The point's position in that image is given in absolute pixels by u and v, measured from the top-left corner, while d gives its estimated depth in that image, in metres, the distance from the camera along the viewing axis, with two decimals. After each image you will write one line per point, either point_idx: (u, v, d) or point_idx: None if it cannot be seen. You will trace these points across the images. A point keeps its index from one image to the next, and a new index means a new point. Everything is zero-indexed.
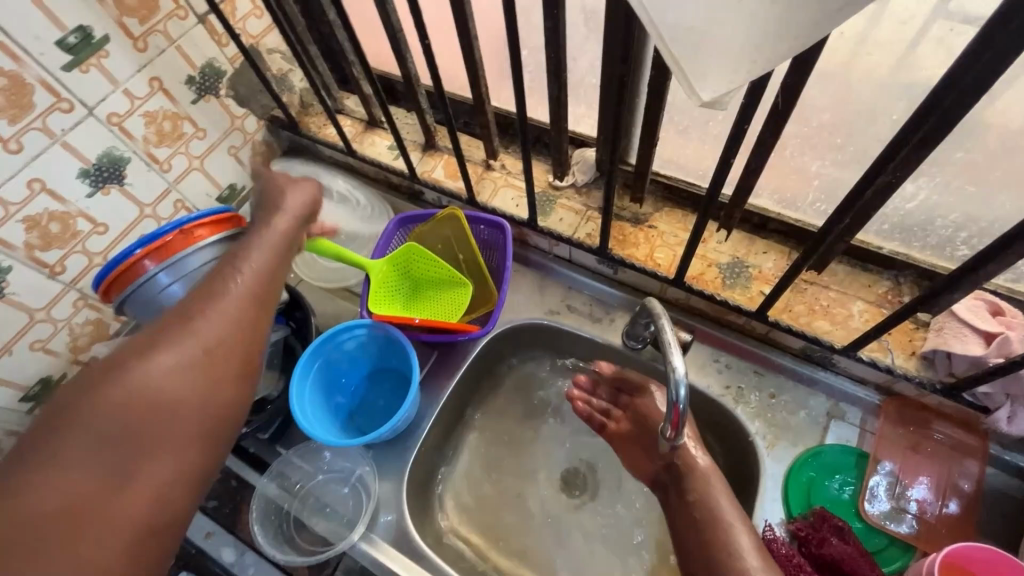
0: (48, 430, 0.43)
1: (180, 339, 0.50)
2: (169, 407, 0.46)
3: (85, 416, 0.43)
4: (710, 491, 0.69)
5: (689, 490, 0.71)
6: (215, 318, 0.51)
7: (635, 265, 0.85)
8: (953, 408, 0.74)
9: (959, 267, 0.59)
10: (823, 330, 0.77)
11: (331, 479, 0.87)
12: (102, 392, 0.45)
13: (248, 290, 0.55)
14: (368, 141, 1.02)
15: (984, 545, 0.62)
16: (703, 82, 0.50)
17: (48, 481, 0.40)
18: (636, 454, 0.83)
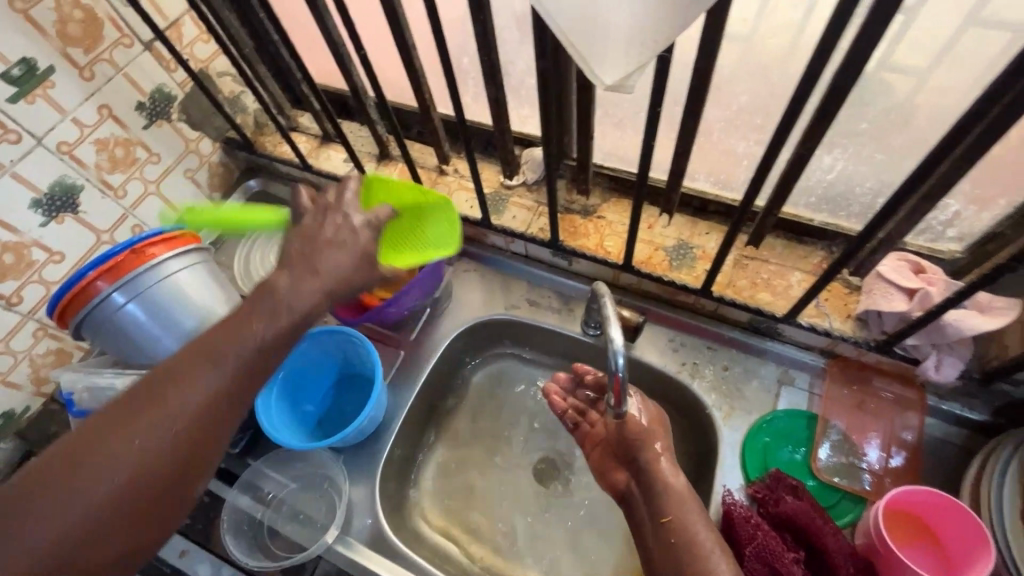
0: (73, 454, 0.44)
1: (165, 404, 0.47)
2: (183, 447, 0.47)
3: (102, 455, 0.44)
4: (686, 508, 0.59)
5: (662, 509, 0.60)
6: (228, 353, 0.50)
7: (586, 255, 0.86)
8: (891, 363, 0.74)
9: (875, 218, 0.60)
10: (765, 302, 0.78)
11: (303, 488, 0.79)
12: (110, 439, 0.44)
13: (246, 346, 0.51)
14: (324, 155, 1.04)
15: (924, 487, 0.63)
16: (602, 62, 0.42)
17: (79, 501, 0.42)
18: (607, 462, 0.69)
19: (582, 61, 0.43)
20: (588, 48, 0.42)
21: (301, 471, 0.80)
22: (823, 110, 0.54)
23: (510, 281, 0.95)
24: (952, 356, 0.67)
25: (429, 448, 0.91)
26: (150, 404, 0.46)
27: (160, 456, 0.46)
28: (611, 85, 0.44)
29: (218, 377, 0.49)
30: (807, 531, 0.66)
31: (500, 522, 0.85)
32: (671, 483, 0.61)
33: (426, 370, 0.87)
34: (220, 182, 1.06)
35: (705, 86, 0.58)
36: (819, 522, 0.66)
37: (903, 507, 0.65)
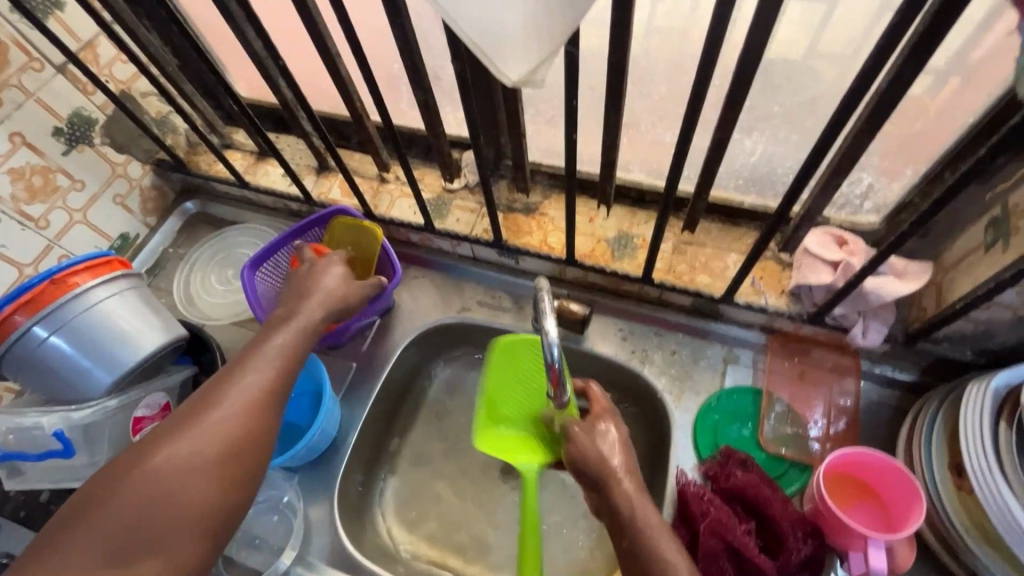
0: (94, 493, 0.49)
1: (168, 449, 0.52)
2: (179, 487, 0.50)
3: (117, 496, 0.48)
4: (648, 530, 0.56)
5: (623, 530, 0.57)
6: (236, 393, 0.56)
7: (531, 252, 0.86)
8: (825, 333, 0.77)
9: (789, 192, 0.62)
10: (704, 284, 0.80)
11: (258, 512, 0.77)
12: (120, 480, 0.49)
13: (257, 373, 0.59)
14: (261, 171, 1.02)
15: (862, 449, 0.66)
16: (508, 59, 0.43)
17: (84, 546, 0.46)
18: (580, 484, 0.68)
19: (486, 59, 0.43)
20: (491, 46, 0.42)
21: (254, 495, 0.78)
22: (733, 94, 0.56)
23: (461, 284, 0.94)
24: (876, 321, 0.70)
25: (389, 460, 0.89)
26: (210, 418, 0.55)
27: (208, 462, 0.52)
28: (520, 81, 0.44)
29: (228, 401, 0.56)
30: (756, 502, 0.68)
31: (465, 528, 0.84)
32: (623, 492, 0.58)
33: (380, 380, 0.86)
34: (154, 206, 1.03)
35: (622, 78, 0.60)
36: (768, 493, 0.68)
37: (842, 467, 0.68)
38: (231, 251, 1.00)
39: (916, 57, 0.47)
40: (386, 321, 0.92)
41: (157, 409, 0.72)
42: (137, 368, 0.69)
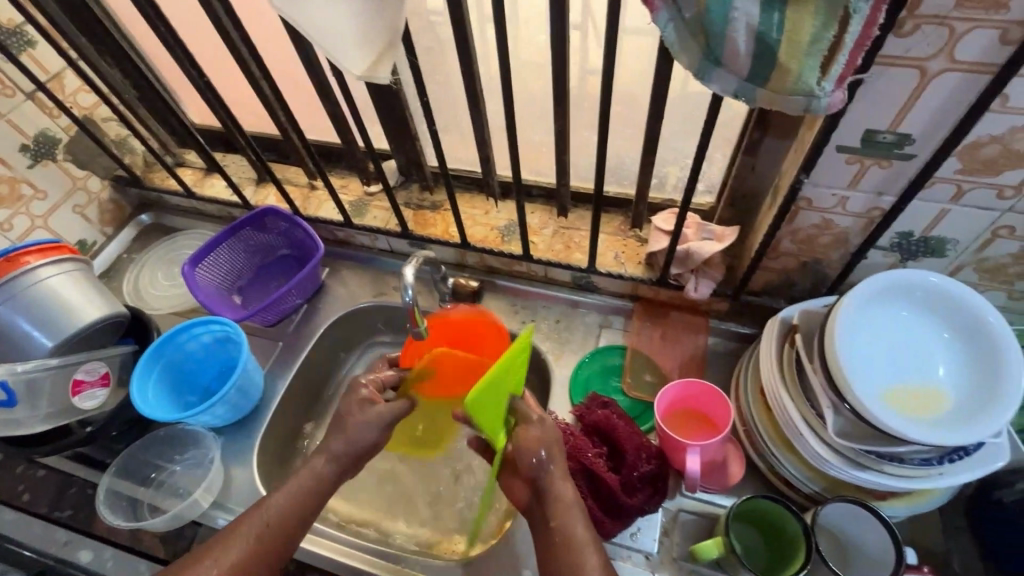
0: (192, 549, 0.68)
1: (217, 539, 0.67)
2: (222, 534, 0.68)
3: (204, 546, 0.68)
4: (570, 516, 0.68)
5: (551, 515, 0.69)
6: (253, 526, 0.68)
7: (434, 240, 1.00)
8: (676, 296, 0.91)
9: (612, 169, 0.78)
10: (577, 260, 0.95)
11: (185, 467, 0.86)
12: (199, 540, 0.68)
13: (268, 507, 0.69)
14: (208, 184, 1.16)
15: (697, 381, 0.79)
16: (349, 59, 0.58)
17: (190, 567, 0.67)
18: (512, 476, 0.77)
19: (332, 59, 0.58)
20: (333, 50, 0.57)
21: (183, 454, 0.88)
22: (555, 91, 0.73)
23: (381, 274, 1.08)
24: (705, 278, 0.84)
25: (311, 429, 0.99)
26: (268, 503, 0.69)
27: (290, 526, 0.68)
28: (361, 75, 0.59)
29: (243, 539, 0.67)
30: (610, 434, 0.79)
31: (377, 485, 0.93)
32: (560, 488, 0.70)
33: (302, 356, 0.98)
34: (112, 217, 1.16)
35: (473, 83, 0.77)
36: (619, 425, 0.79)
37: (682, 401, 0.80)
38: (181, 253, 1.14)
39: (666, 57, 0.64)
40: (312, 307, 1.04)
41: (97, 376, 0.83)
42: (76, 336, 0.80)
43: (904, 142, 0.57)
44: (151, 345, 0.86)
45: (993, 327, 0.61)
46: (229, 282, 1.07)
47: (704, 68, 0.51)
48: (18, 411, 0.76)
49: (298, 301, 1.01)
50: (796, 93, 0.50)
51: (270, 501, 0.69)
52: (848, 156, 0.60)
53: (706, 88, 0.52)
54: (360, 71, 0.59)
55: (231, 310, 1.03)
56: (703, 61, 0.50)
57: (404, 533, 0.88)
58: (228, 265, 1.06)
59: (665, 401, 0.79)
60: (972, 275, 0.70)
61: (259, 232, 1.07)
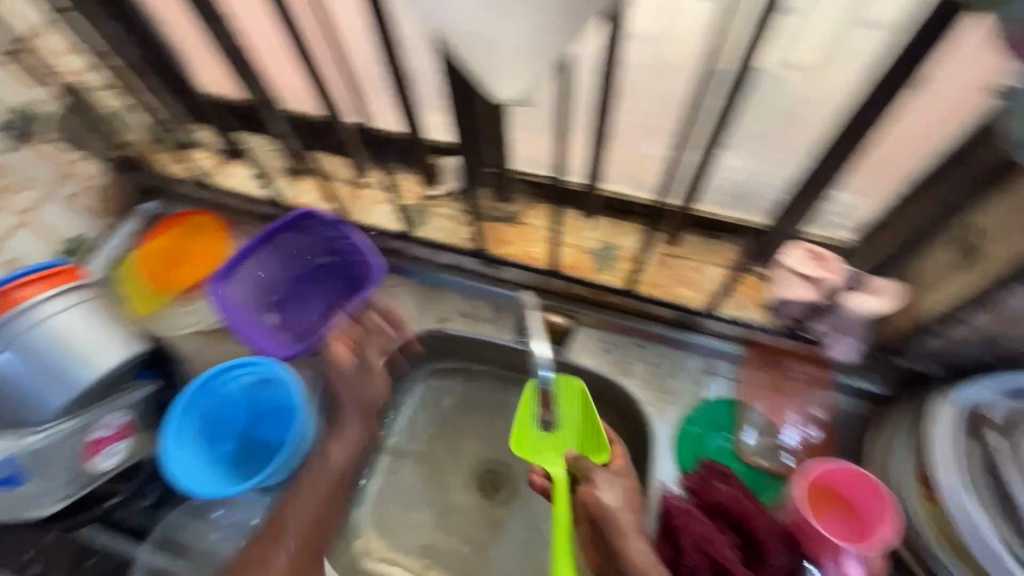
0: None
1: None
2: None
3: None
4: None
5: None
6: None
7: (513, 262, 0.86)
8: (802, 349, 0.79)
9: None
10: (684, 297, 0.82)
11: (225, 536, 0.74)
12: None
13: None
14: (228, 172, 0.96)
15: (840, 462, 0.69)
16: (499, 79, 0.44)
17: None
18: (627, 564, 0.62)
19: (479, 74, 0.44)
20: (484, 65, 0.43)
21: (221, 518, 0.75)
22: None
23: (441, 294, 0.91)
24: (849, 337, 0.73)
25: (363, 473, 0.86)
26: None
27: None
28: (511, 102, 0.45)
29: None
30: (737, 517, 0.69)
31: (445, 539, 0.83)
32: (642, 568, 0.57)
33: (355, 393, 0.84)
34: (110, 206, 0.96)
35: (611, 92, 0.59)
36: (748, 508, 0.69)
37: (818, 482, 0.69)
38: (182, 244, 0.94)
39: None
40: None
41: (116, 429, 0.69)
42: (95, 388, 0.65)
43: None
44: (183, 389, 0.72)
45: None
46: (262, 298, 0.90)
47: None
48: (29, 487, 0.64)
49: (350, 326, 0.85)
50: None
51: None
52: None
53: None
54: (512, 99, 0.45)
55: (266, 334, 0.87)
56: None
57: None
58: (260, 275, 0.89)
59: (802, 482, 0.69)
60: None
61: (297, 238, 0.89)
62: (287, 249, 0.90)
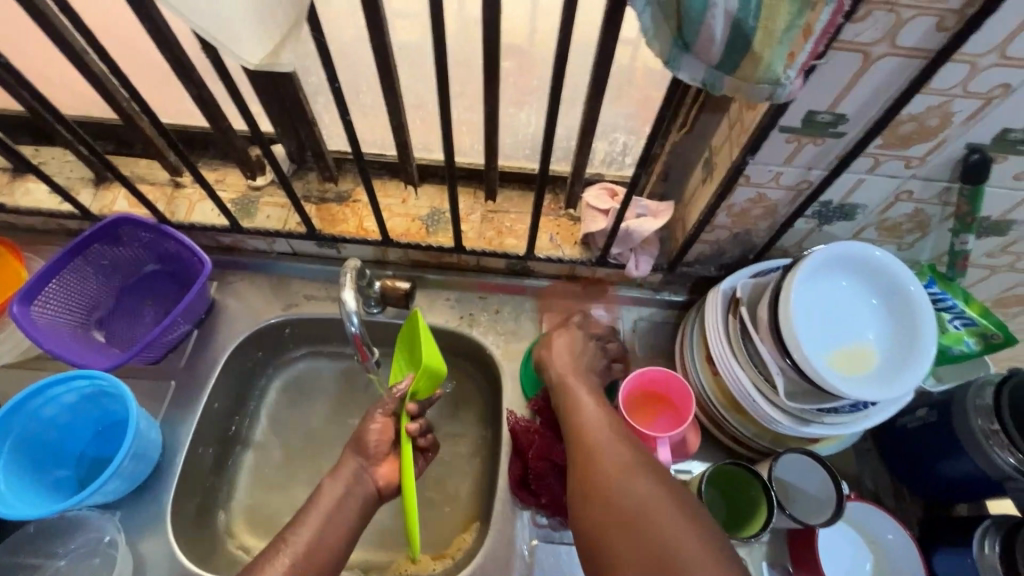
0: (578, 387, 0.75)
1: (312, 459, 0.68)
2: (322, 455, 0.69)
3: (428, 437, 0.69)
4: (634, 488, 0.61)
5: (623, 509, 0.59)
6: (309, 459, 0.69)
7: (348, 238, 0.88)
8: (614, 274, 0.90)
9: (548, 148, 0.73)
10: (511, 245, 0.89)
11: (74, 561, 0.71)
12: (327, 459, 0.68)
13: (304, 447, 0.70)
14: (20, 189, 0.88)
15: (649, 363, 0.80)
16: (238, 44, 0.47)
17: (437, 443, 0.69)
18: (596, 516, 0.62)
19: (218, 42, 0.47)
20: (220, 33, 0.46)
21: (66, 546, 0.71)
22: (485, 70, 0.65)
23: (286, 281, 0.92)
24: (644, 255, 0.85)
25: (231, 470, 0.85)
26: (287, 547, 0.62)
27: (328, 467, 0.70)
28: (258, 64, 0.48)
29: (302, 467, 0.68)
30: None
31: None
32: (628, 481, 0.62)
33: (204, 393, 0.82)
34: None
35: (386, 60, 0.65)
36: None
37: (636, 383, 0.81)
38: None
39: (610, 30, 0.58)
40: (207, 333, 0.87)
41: None
42: None
43: (828, 124, 0.60)
44: None
45: (914, 298, 0.66)
46: (84, 316, 0.85)
47: (676, 56, 0.47)
48: None
49: (187, 326, 0.83)
50: (762, 82, 0.48)
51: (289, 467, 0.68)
52: (788, 136, 0.62)
53: (676, 76, 0.49)
54: (256, 61, 0.48)
55: (93, 352, 0.82)
56: (672, 47, 0.46)
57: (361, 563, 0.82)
58: (77, 292, 0.84)
59: (625, 385, 0.80)
60: (873, 236, 0.77)
61: (113, 247, 0.85)
62: (103, 260, 0.85)
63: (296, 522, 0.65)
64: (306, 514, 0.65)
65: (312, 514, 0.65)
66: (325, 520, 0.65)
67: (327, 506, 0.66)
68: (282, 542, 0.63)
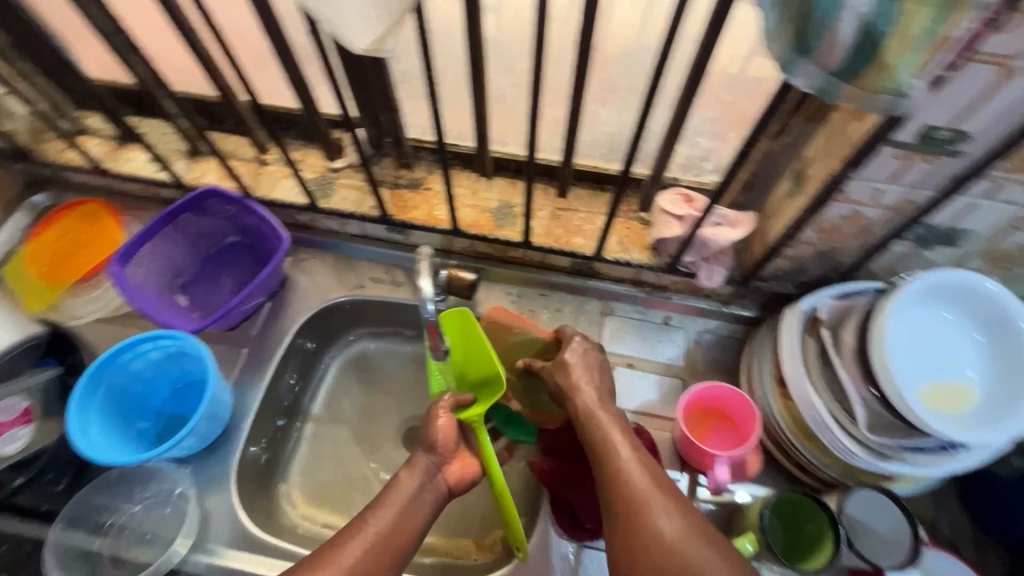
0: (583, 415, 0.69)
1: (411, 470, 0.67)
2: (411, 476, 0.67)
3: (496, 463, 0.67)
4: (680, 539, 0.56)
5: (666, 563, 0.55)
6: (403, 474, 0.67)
7: (419, 225, 0.89)
8: (682, 282, 0.88)
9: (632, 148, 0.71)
10: (578, 245, 0.88)
11: (147, 507, 0.75)
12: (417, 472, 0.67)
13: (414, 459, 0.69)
14: (123, 157, 0.95)
15: (702, 388, 0.78)
16: (350, 29, 0.48)
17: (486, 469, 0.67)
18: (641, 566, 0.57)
19: (331, 26, 0.48)
20: (334, 17, 0.47)
21: (143, 492, 0.76)
22: (577, 66, 0.64)
23: (355, 262, 0.94)
24: (718, 266, 0.82)
25: (291, 440, 0.89)
26: (367, 531, 0.62)
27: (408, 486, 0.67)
28: (365, 50, 0.49)
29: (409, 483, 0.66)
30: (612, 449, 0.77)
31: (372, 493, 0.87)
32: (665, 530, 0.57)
33: (273, 362, 0.86)
34: None
35: (478, 51, 0.65)
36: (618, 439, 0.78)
37: (690, 407, 0.79)
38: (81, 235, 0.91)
39: (715, 30, 0.56)
40: (279, 305, 0.91)
41: None
42: None
43: (954, 141, 0.55)
44: (85, 370, 0.72)
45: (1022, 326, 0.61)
46: (170, 280, 0.90)
47: (794, 60, 0.45)
48: None
49: (263, 299, 0.87)
50: (886, 93, 0.44)
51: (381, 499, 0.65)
52: (898, 151, 0.58)
53: (789, 82, 0.46)
54: (365, 46, 0.49)
55: (177, 315, 0.87)
56: (790, 51, 0.44)
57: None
58: (166, 258, 0.89)
59: (682, 409, 0.77)
60: (978, 265, 0.71)
61: (201, 218, 0.89)
62: (191, 229, 0.90)
63: (375, 506, 0.65)
64: (384, 506, 0.64)
65: (389, 505, 0.64)
66: (399, 512, 0.64)
67: (401, 498, 0.65)
68: (359, 525, 0.62)
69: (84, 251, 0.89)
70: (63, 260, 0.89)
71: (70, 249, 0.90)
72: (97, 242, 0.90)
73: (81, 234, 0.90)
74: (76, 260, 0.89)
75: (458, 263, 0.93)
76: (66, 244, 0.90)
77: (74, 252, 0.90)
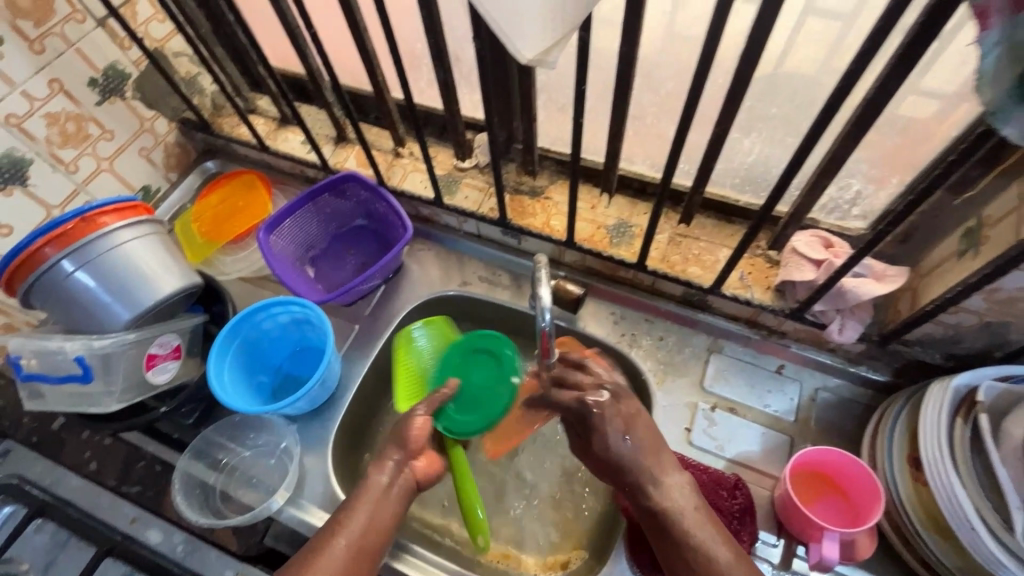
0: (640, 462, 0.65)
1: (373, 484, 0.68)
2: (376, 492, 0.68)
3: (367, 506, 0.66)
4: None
5: None
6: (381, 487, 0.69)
7: (533, 233, 0.90)
8: (805, 331, 0.81)
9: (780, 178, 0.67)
10: (694, 275, 0.84)
11: (257, 454, 0.83)
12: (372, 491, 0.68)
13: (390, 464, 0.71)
14: (282, 137, 1.05)
15: (818, 449, 0.71)
16: (521, 38, 0.49)
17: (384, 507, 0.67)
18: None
19: (502, 35, 0.50)
20: (508, 26, 0.49)
21: (255, 440, 0.84)
22: (732, 92, 0.61)
23: (465, 260, 0.97)
24: (852, 320, 0.75)
25: (382, 417, 0.93)
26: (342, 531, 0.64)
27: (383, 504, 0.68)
28: (531, 60, 0.51)
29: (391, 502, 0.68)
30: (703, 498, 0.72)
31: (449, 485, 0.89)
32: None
33: (380, 342, 0.91)
34: (176, 162, 1.06)
35: (629, 68, 0.64)
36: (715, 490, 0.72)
37: (801, 466, 0.72)
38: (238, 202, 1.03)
39: (902, 67, 0.51)
40: (392, 289, 0.96)
41: (169, 349, 0.79)
42: (152, 308, 0.76)
43: None
44: (227, 322, 0.81)
45: None
46: (302, 252, 0.99)
47: (1008, 107, 0.40)
48: (94, 386, 0.74)
49: (380, 282, 0.93)
50: None
51: (348, 515, 0.66)
52: None
53: (998, 130, 0.41)
54: (532, 56, 0.50)
55: (304, 284, 0.95)
56: (1006, 96, 0.39)
57: (465, 539, 0.84)
58: (303, 232, 0.97)
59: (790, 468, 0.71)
60: None
61: (338, 200, 0.97)
62: (327, 208, 0.98)
63: (348, 507, 0.67)
64: (358, 505, 0.66)
65: (362, 505, 0.66)
66: (372, 514, 0.66)
67: (372, 500, 0.67)
68: (338, 525, 0.65)
69: (238, 216, 1.00)
70: (221, 221, 1.00)
71: (227, 212, 1.01)
72: (249, 210, 1.01)
73: (239, 200, 1.02)
74: (231, 222, 1.00)
75: (565, 276, 0.93)
76: (227, 207, 1.01)
77: (231, 214, 1.01)
